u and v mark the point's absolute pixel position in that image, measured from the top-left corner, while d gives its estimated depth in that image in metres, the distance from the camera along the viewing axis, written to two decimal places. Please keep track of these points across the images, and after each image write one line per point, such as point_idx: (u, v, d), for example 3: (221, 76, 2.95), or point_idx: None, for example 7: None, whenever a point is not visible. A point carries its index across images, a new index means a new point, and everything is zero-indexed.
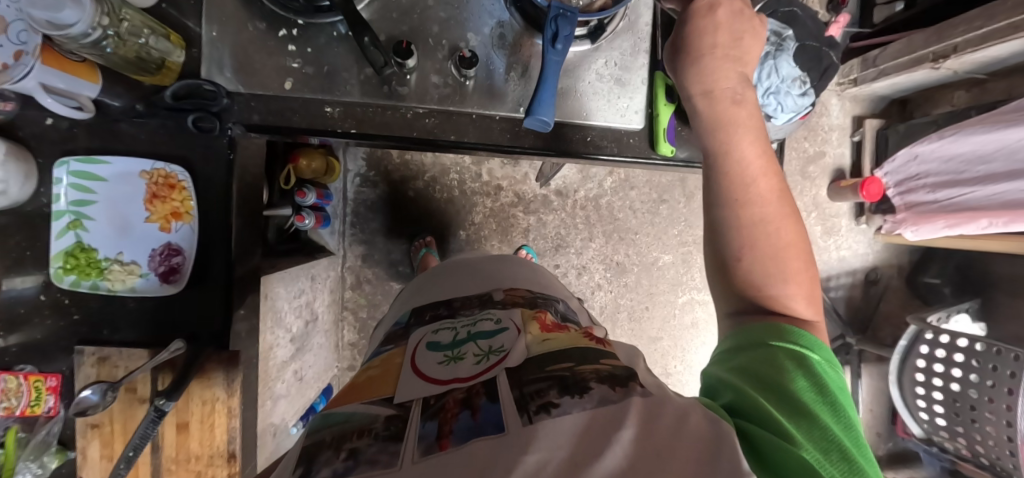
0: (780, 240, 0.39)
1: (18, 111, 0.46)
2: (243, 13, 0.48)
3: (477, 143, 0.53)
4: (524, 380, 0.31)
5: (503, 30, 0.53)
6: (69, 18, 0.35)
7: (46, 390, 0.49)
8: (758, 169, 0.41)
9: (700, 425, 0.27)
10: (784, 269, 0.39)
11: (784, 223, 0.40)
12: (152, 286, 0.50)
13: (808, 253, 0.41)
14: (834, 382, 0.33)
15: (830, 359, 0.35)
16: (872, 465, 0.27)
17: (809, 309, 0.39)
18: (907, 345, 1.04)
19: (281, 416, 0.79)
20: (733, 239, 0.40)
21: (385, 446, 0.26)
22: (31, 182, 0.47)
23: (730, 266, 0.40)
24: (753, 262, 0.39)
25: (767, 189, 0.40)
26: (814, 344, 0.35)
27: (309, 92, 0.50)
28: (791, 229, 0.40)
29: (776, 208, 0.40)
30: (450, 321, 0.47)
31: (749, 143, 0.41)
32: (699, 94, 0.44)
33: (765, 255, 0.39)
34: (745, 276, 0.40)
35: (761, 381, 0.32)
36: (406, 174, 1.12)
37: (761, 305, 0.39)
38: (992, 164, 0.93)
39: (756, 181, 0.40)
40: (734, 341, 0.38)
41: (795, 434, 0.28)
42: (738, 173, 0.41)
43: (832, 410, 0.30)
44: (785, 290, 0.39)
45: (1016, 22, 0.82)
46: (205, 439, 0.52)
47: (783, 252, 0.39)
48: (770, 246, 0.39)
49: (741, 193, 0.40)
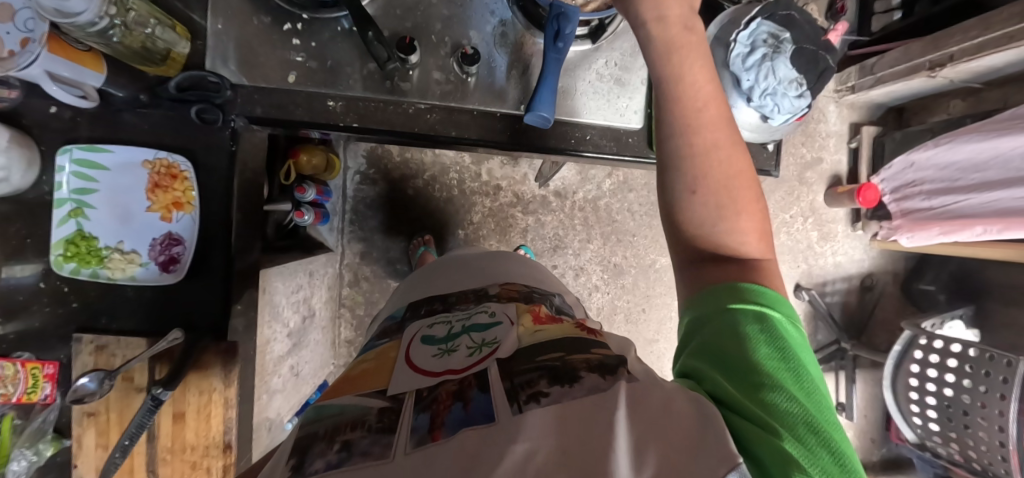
0: (731, 169, 0.40)
1: (22, 99, 0.46)
2: (247, 7, 0.49)
3: (476, 140, 0.53)
4: (514, 371, 0.31)
5: (506, 28, 0.53)
6: (77, 6, 0.36)
7: (43, 378, 0.49)
8: (710, 112, 0.40)
9: (686, 410, 0.28)
10: (733, 197, 0.40)
11: (735, 150, 0.41)
12: (151, 275, 0.50)
13: (756, 183, 0.42)
14: (795, 340, 0.34)
15: (789, 312, 0.36)
16: (838, 429, 0.29)
17: (754, 238, 0.41)
18: (901, 351, 1.04)
19: (276, 411, 0.79)
20: (687, 171, 0.40)
21: (379, 438, 0.26)
22: (34, 170, 0.47)
23: (684, 199, 0.41)
24: (707, 194, 0.40)
25: (719, 134, 0.40)
26: (772, 301, 0.36)
27: (312, 85, 0.50)
28: (740, 160, 0.41)
29: (727, 139, 0.40)
30: (446, 315, 0.47)
31: (695, 75, 0.40)
32: (653, 19, 0.39)
33: (719, 184, 0.40)
34: (697, 207, 0.40)
35: (727, 361, 0.33)
36: (406, 173, 1.12)
37: (715, 242, 0.41)
38: (987, 172, 0.94)
39: (717, 146, 0.40)
40: (697, 307, 0.38)
41: (769, 417, 0.28)
42: (699, 140, 0.40)
43: (796, 377, 0.31)
44: (736, 224, 0.40)
45: (1012, 31, 0.83)
46: (201, 429, 0.52)
47: (734, 180, 0.40)
48: (720, 171, 0.40)
49: (710, 157, 0.40)
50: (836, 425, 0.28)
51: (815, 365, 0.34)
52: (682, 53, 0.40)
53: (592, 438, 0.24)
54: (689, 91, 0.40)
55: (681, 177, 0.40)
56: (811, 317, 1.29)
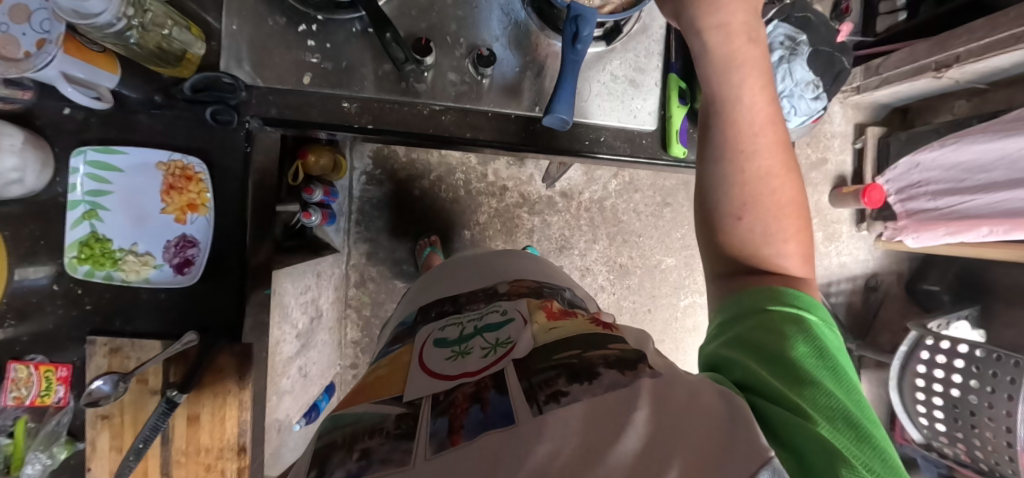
0: (782, 197, 0.39)
1: (36, 100, 0.46)
2: (262, 7, 0.49)
3: (491, 141, 0.53)
4: (532, 370, 0.31)
5: (520, 30, 0.53)
6: (95, 7, 0.36)
7: (56, 381, 0.49)
8: (765, 138, 0.39)
9: (714, 406, 0.28)
10: (783, 226, 0.40)
11: (786, 180, 0.40)
12: (165, 278, 0.50)
13: (804, 210, 0.41)
14: (831, 342, 0.34)
15: (826, 318, 0.36)
16: (875, 426, 0.28)
17: (800, 267, 0.41)
18: (907, 351, 1.05)
19: (286, 412, 0.79)
20: (733, 194, 0.39)
21: (397, 444, 0.26)
22: (48, 171, 0.47)
23: (728, 223, 0.40)
24: (753, 219, 0.39)
25: (771, 163, 0.39)
26: (809, 304, 0.36)
27: (327, 87, 0.50)
28: (785, 158, 0.40)
29: (772, 133, 0.39)
30: (457, 317, 0.47)
31: (756, 82, 0.38)
32: (712, 26, 0.37)
33: (767, 211, 0.39)
34: (744, 233, 0.40)
35: (760, 352, 0.33)
36: (412, 173, 1.12)
37: (757, 264, 0.40)
38: (994, 172, 0.94)
39: (761, 131, 0.39)
40: (731, 308, 0.39)
41: (804, 408, 0.28)
42: (751, 157, 0.39)
43: (833, 374, 0.31)
44: (782, 249, 0.40)
45: (1019, 32, 0.83)
46: (216, 432, 0.52)
47: (784, 210, 0.40)
48: (772, 203, 0.39)
49: (748, 144, 0.39)
50: (874, 424, 0.28)
51: (850, 365, 0.34)
52: (742, 69, 0.38)
53: (616, 436, 0.24)
54: (745, 97, 0.38)
55: (727, 200, 0.40)
56: None
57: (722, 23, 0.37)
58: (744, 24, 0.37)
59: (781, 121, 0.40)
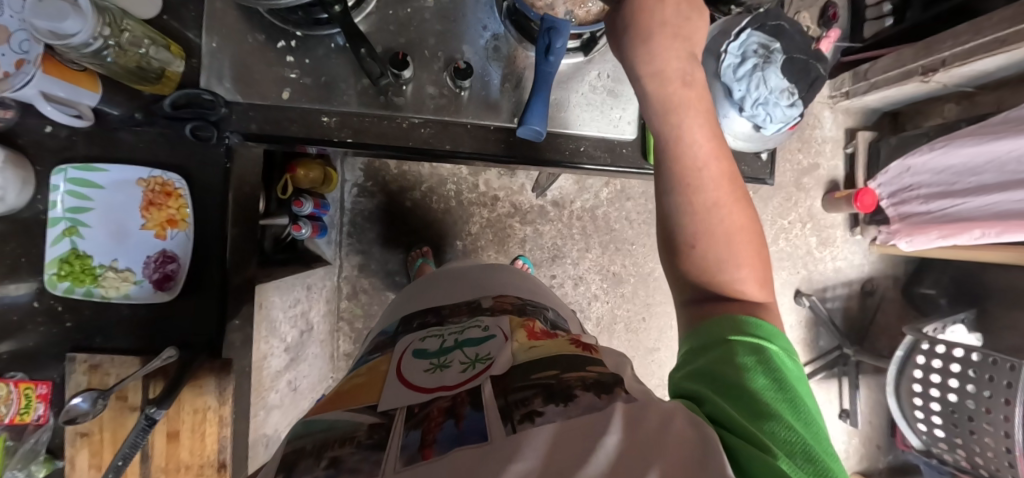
0: (732, 226, 0.41)
1: (18, 119, 0.47)
2: (242, 25, 0.49)
3: (471, 153, 0.54)
4: (509, 388, 0.30)
5: (498, 42, 0.54)
6: (71, 27, 0.36)
7: (36, 398, 0.49)
8: (710, 167, 0.42)
9: (683, 429, 0.28)
10: (736, 254, 0.41)
11: (737, 209, 0.42)
12: (145, 293, 0.50)
13: (757, 236, 0.42)
14: (792, 374, 0.34)
15: (788, 349, 0.36)
16: (833, 459, 0.28)
17: (759, 293, 0.41)
18: (903, 356, 1.03)
19: (274, 427, 0.79)
20: (687, 226, 0.41)
21: (368, 455, 0.26)
22: (29, 189, 0.47)
23: (684, 254, 0.42)
24: (707, 249, 0.41)
25: (719, 191, 0.41)
26: (771, 334, 0.36)
27: (307, 102, 0.51)
28: (725, 176, 0.42)
29: (716, 162, 0.42)
30: (439, 329, 0.46)
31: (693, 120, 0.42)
32: (648, 75, 0.41)
33: (717, 240, 0.41)
34: (702, 261, 0.41)
35: (725, 386, 0.32)
36: (404, 185, 1.12)
37: (716, 285, 0.41)
38: (983, 175, 0.94)
39: (706, 162, 0.42)
40: (695, 341, 0.39)
41: (764, 440, 0.28)
42: (699, 201, 0.41)
43: (792, 404, 0.31)
44: (738, 276, 0.41)
45: (1003, 36, 0.83)
46: (196, 448, 0.51)
47: (734, 237, 0.41)
48: (722, 231, 0.41)
49: (693, 175, 0.41)
50: (831, 456, 0.28)
51: (811, 397, 0.34)
52: (679, 112, 0.41)
53: (590, 451, 0.24)
54: (685, 134, 0.41)
55: (680, 230, 0.42)
56: (813, 324, 1.28)
57: (659, 71, 0.41)
58: (677, 70, 0.41)
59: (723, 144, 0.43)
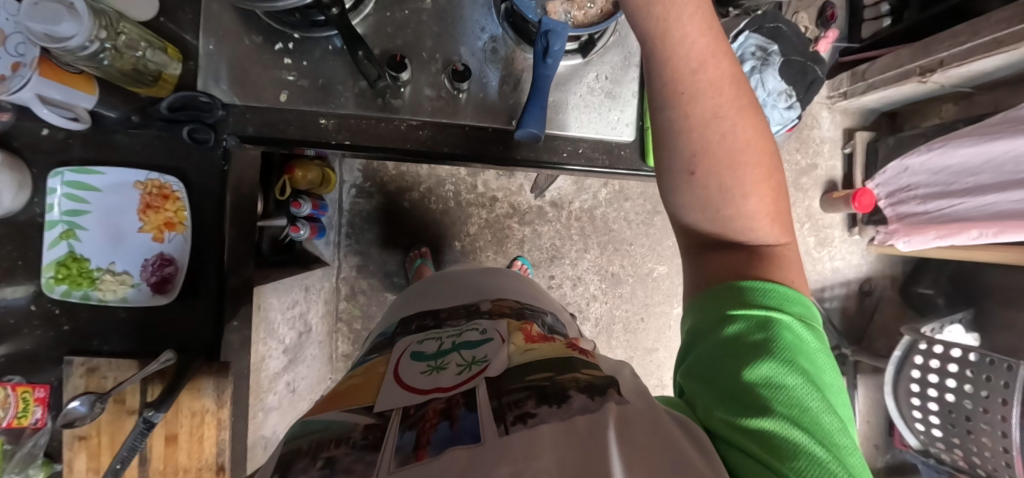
0: (735, 144, 0.38)
1: (14, 122, 0.47)
2: (239, 27, 0.49)
3: (469, 156, 0.54)
4: (502, 390, 0.30)
5: (496, 44, 0.54)
6: (68, 30, 0.36)
7: (34, 402, 0.49)
8: (706, 72, 0.36)
9: (696, 457, 0.27)
10: (741, 181, 0.38)
11: (743, 121, 0.38)
12: (143, 296, 0.50)
13: (767, 152, 0.39)
14: (802, 347, 0.33)
15: (801, 316, 0.36)
16: (842, 449, 0.28)
17: (769, 228, 0.40)
18: (901, 356, 1.04)
19: (272, 429, 0.79)
20: (684, 150, 0.38)
21: (363, 455, 0.26)
22: (25, 192, 0.47)
23: (682, 181, 0.39)
24: (707, 174, 0.38)
25: (717, 102, 0.37)
26: (779, 302, 0.36)
27: (304, 104, 0.50)
28: (727, 87, 0.37)
29: (714, 71, 0.36)
30: (436, 332, 0.46)
31: (693, 38, 0.35)
32: None
33: (721, 164, 0.38)
34: (703, 190, 0.39)
35: (727, 380, 0.32)
36: (402, 186, 1.12)
37: (718, 224, 0.40)
38: (981, 175, 0.94)
39: (702, 66, 0.36)
40: (699, 317, 0.38)
41: (766, 448, 0.28)
42: (697, 114, 0.37)
43: (800, 394, 0.30)
44: (742, 207, 0.39)
45: (1001, 37, 0.84)
46: (194, 451, 0.51)
47: (740, 157, 0.38)
48: (722, 148, 0.37)
49: (688, 85, 0.36)
50: (839, 445, 0.28)
51: (825, 370, 0.33)
52: (670, 1, 0.34)
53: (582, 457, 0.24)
54: (674, 29, 0.35)
55: (679, 158, 0.38)
56: None
57: None
58: None
59: (724, 45, 0.37)
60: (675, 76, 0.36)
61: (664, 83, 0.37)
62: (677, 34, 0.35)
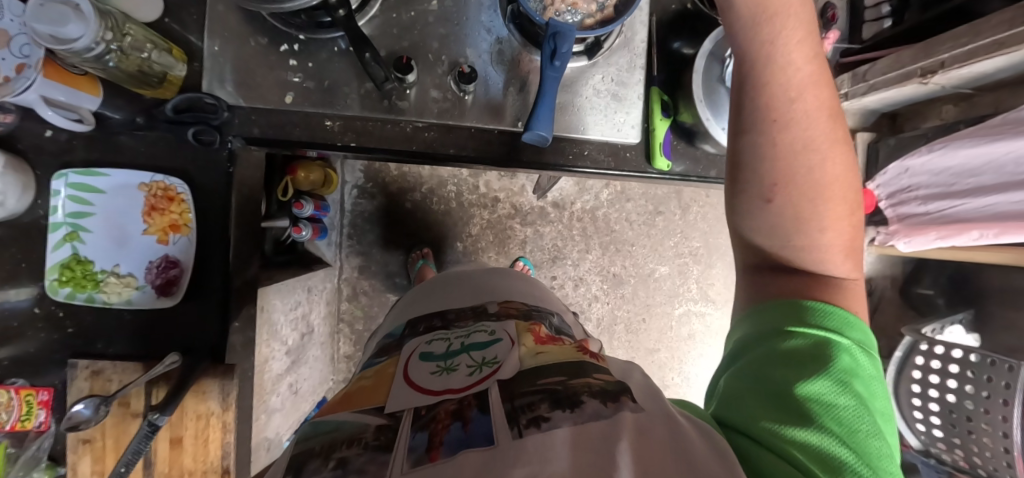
0: (821, 178, 0.37)
1: (18, 123, 0.46)
2: (244, 28, 0.49)
3: (475, 157, 0.54)
4: (515, 393, 0.30)
5: (502, 46, 0.53)
6: (74, 32, 0.36)
7: (37, 405, 0.48)
8: (804, 103, 0.35)
9: (708, 459, 0.27)
10: (822, 214, 0.37)
11: (833, 155, 0.37)
12: (148, 298, 0.49)
13: (851, 189, 0.38)
14: (860, 371, 0.34)
15: (862, 342, 0.36)
16: (885, 472, 0.29)
17: (842, 261, 0.39)
18: (902, 356, 1.06)
19: (275, 430, 0.78)
20: (764, 177, 0.37)
21: (375, 455, 0.26)
22: (29, 194, 0.47)
23: (756, 205, 0.38)
24: (785, 203, 0.37)
25: (812, 136, 0.36)
26: (842, 327, 0.36)
27: (310, 106, 0.50)
28: (823, 123, 0.36)
29: (813, 104, 0.35)
30: (445, 332, 0.46)
31: (801, 71, 0.34)
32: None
33: (800, 193, 0.36)
34: (778, 218, 0.38)
35: (777, 389, 0.32)
36: (404, 186, 1.12)
37: (789, 253, 0.40)
38: (982, 176, 0.94)
39: (801, 95, 0.35)
40: (756, 327, 0.38)
41: (809, 458, 0.28)
42: (786, 143, 0.36)
43: (851, 416, 0.31)
44: (818, 239, 0.38)
45: (1002, 38, 0.84)
46: (199, 454, 0.51)
47: (826, 191, 0.37)
48: (807, 182, 0.36)
49: (783, 112, 0.35)
50: (883, 469, 0.29)
51: (878, 401, 0.33)
52: (773, 21, 0.33)
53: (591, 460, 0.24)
54: (777, 54, 0.34)
55: (758, 182, 0.37)
56: None
57: None
58: None
59: (825, 73, 0.36)
60: (769, 103, 0.35)
61: (756, 106, 0.35)
62: (782, 61, 0.34)
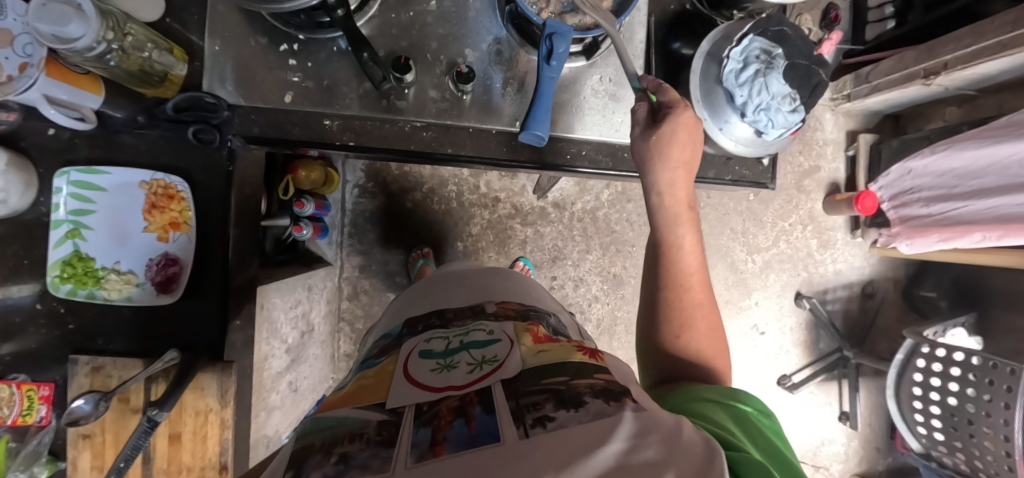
0: (710, 327, 0.47)
1: (21, 121, 0.47)
2: (245, 28, 0.49)
3: (474, 156, 0.54)
4: (520, 392, 0.30)
5: (500, 46, 0.54)
6: (75, 31, 0.37)
7: (38, 400, 0.49)
8: (696, 275, 0.49)
9: (693, 442, 0.26)
10: (710, 357, 0.46)
11: (714, 317, 0.48)
12: (147, 296, 0.50)
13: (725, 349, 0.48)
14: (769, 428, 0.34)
15: (766, 412, 0.37)
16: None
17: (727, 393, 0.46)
18: (904, 359, 1.03)
19: (275, 428, 0.79)
20: (673, 319, 0.47)
21: (377, 451, 0.25)
22: (31, 191, 0.47)
23: (669, 340, 0.47)
24: (689, 341, 0.46)
25: (702, 298, 0.48)
26: (745, 398, 0.38)
27: (309, 105, 0.51)
28: (707, 293, 0.49)
29: (700, 276, 0.49)
30: (443, 331, 0.46)
31: (688, 232, 0.49)
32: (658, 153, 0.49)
33: (698, 334, 0.46)
34: (685, 352, 0.46)
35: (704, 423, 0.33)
36: (405, 186, 1.13)
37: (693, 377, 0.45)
38: (985, 178, 0.94)
39: (692, 267, 0.49)
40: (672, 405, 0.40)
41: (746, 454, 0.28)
42: (687, 297, 0.48)
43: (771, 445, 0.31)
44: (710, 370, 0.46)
45: (1005, 40, 0.83)
46: (197, 450, 0.51)
47: (712, 341, 0.47)
48: (702, 328, 0.47)
49: (684, 278, 0.48)
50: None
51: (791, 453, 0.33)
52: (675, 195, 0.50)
53: (588, 451, 0.23)
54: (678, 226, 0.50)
55: (668, 323, 0.47)
56: (813, 326, 1.28)
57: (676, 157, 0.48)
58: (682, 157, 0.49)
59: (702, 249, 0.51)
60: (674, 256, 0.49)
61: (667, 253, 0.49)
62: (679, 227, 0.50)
